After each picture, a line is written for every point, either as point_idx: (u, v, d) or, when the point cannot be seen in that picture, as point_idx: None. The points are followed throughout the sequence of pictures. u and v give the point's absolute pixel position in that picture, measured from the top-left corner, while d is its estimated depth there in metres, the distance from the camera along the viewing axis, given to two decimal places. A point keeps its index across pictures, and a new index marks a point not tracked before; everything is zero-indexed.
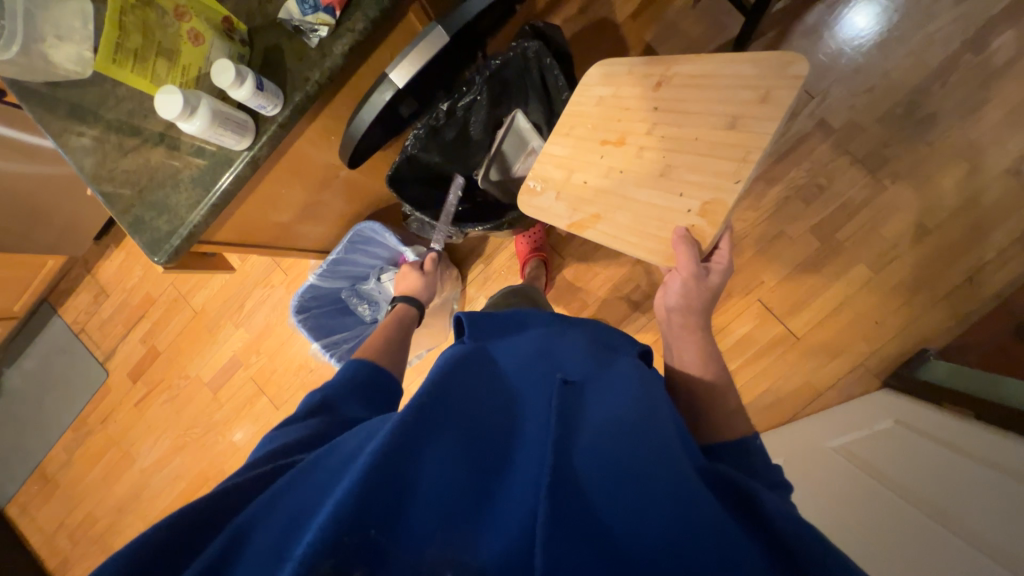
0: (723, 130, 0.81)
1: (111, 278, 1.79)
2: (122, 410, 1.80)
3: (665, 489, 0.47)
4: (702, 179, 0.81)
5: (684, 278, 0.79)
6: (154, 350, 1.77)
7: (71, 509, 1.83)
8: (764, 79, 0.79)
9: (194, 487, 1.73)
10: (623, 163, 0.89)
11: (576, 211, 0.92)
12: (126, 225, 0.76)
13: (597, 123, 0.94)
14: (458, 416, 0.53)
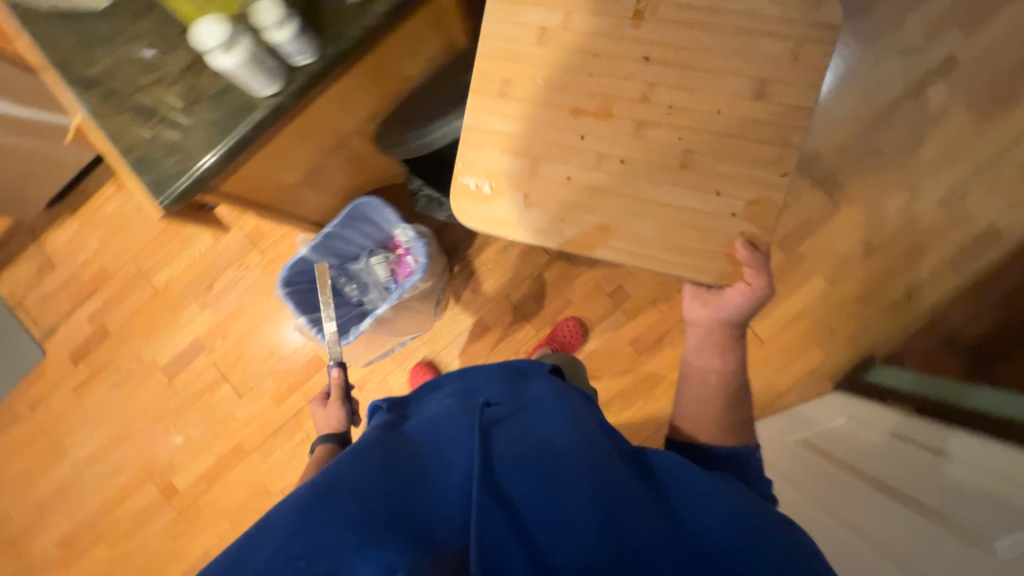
0: (748, 101, 0.84)
1: (60, 249, 1.64)
2: (57, 395, 1.63)
3: (587, 481, 0.54)
4: (735, 171, 0.85)
5: (748, 295, 0.85)
6: (103, 329, 1.63)
7: None
8: (787, 36, 0.83)
9: (137, 480, 1.60)
10: (621, 151, 0.88)
11: (566, 224, 0.89)
12: (129, 163, 0.73)
13: (568, 88, 0.89)
14: (393, 467, 0.59)
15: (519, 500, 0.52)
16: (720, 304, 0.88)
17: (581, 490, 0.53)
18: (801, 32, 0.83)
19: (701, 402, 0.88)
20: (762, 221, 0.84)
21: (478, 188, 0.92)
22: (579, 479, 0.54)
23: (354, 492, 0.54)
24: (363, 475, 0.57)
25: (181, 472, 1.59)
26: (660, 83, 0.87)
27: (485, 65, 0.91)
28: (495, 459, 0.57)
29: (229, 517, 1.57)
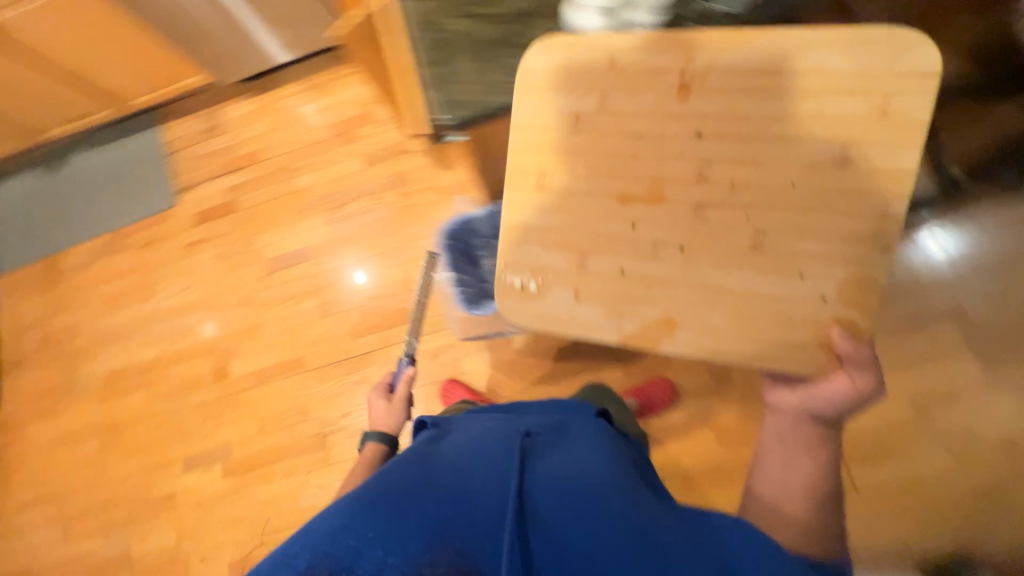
0: (858, 148, 0.61)
1: (231, 120, 1.75)
2: (167, 245, 1.71)
3: (620, 516, 0.55)
4: (823, 251, 0.63)
5: (843, 391, 0.64)
6: (233, 204, 1.71)
7: (66, 312, 1.73)
8: (833, 72, 0.60)
9: (199, 349, 1.64)
10: (678, 234, 0.66)
11: (625, 317, 0.68)
12: (425, 73, 0.70)
13: (624, 123, 0.67)
14: (432, 477, 0.61)
15: (553, 531, 0.54)
16: (810, 393, 0.66)
17: (618, 527, 0.54)
18: (852, 94, 0.60)
19: (783, 501, 0.65)
20: (866, 296, 0.63)
21: (522, 286, 0.71)
22: (612, 512, 0.55)
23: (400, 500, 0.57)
24: (408, 487, 0.59)
25: (239, 360, 1.62)
26: (738, 175, 0.64)
27: (523, 126, 0.69)
28: (532, 486, 0.59)
29: (263, 420, 1.58)
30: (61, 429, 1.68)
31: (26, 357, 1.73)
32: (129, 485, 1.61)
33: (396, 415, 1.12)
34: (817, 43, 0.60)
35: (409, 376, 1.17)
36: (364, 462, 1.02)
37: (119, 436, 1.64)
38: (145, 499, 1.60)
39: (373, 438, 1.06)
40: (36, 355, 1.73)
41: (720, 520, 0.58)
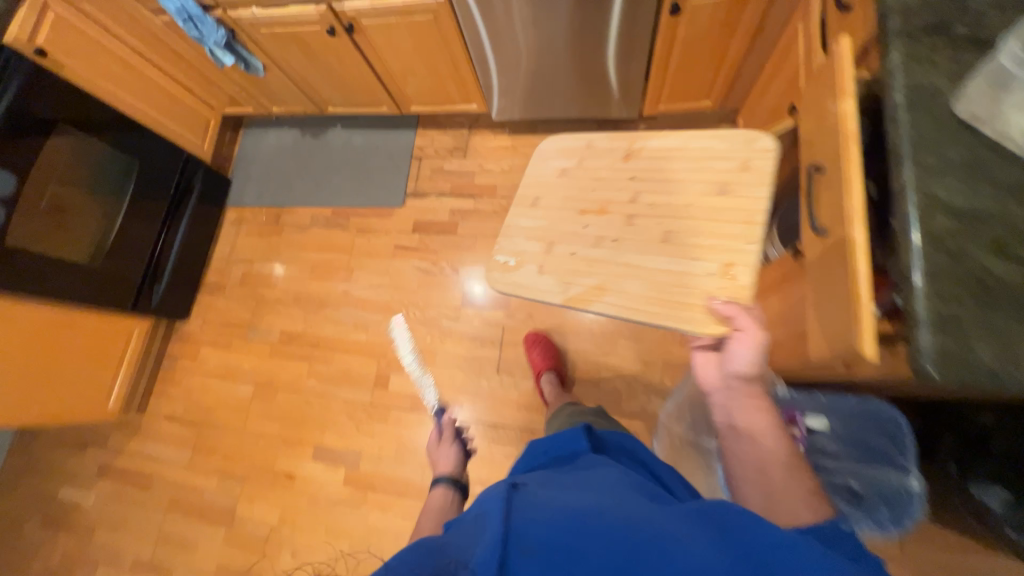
0: (716, 198, 0.89)
1: (481, 149, 1.79)
2: (380, 239, 1.79)
3: (628, 544, 0.43)
4: (715, 243, 0.86)
5: (751, 345, 0.73)
6: (451, 226, 1.73)
7: (274, 262, 1.87)
8: (682, 153, 0.95)
9: (369, 347, 1.67)
10: (612, 232, 0.94)
11: (570, 285, 0.91)
12: (926, 311, 0.55)
13: (582, 180, 1.01)
14: (389, 561, 0.45)
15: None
16: (729, 354, 0.76)
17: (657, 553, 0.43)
18: (716, 160, 0.91)
19: (755, 465, 0.65)
20: (742, 280, 0.81)
21: (505, 261, 0.98)
22: (620, 546, 0.43)
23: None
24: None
25: (401, 376, 1.61)
26: (653, 212, 0.93)
27: (536, 182, 1.04)
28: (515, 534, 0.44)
29: (401, 445, 1.55)
30: (226, 365, 1.78)
31: (227, 288, 1.88)
32: (259, 445, 1.66)
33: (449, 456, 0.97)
34: (694, 145, 0.94)
35: (453, 423, 1.08)
36: (431, 517, 0.83)
37: (269, 393, 1.71)
38: (268, 467, 1.62)
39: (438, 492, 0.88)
40: (235, 289, 1.87)
41: (738, 520, 0.48)
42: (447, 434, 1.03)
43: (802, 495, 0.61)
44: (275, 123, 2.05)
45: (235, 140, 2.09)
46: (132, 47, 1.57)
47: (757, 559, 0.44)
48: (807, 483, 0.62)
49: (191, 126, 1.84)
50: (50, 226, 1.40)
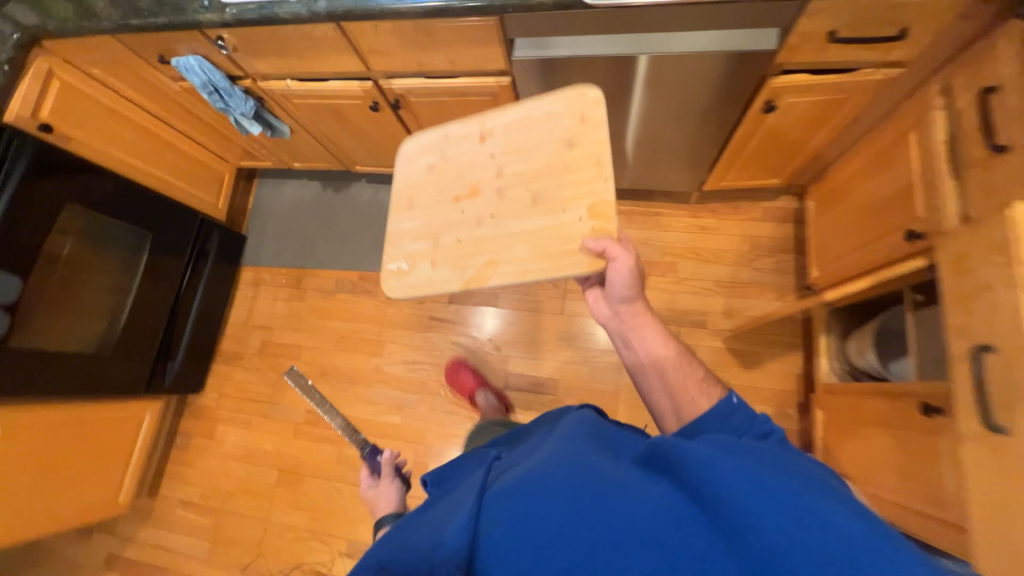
0: (565, 155, 0.92)
1: None
2: (413, 309, 1.67)
3: (577, 485, 0.47)
4: (569, 193, 0.90)
5: (625, 272, 0.81)
6: (491, 297, 1.63)
7: (296, 330, 1.74)
8: (530, 122, 0.96)
9: (404, 430, 1.56)
10: (490, 207, 0.94)
11: (465, 267, 0.94)
12: None
13: (454, 166, 1.00)
14: (405, 539, 0.54)
15: (498, 544, 0.45)
16: (611, 289, 0.83)
17: (583, 502, 0.45)
18: (559, 120, 0.93)
19: (663, 375, 0.79)
20: (604, 216, 0.87)
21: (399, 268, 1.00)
22: (561, 488, 0.46)
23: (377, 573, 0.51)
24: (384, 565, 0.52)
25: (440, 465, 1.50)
26: (516, 175, 0.94)
27: (411, 185, 1.03)
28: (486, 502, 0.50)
29: None
30: (247, 446, 1.65)
31: (245, 358, 1.75)
32: (285, 538, 1.53)
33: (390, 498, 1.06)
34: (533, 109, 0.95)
35: (388, 457, 1.13)
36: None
37: (294, 479, 1.58)
38: (297, 564, 1.50)
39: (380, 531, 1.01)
40: (254, 360, 1.74)
41: (670, 449, 0.46)
42: (387, 475, 1.10)
43: (698, 387, 0.78)
44: (293, 174, 1.92)
45: (247, 190, 1.94)
46: (142, 105, 1.42)
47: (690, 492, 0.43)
48: (697, 376, 0.79)
49: (205, 184, 1.70)
50: (65, 295, 1.29)
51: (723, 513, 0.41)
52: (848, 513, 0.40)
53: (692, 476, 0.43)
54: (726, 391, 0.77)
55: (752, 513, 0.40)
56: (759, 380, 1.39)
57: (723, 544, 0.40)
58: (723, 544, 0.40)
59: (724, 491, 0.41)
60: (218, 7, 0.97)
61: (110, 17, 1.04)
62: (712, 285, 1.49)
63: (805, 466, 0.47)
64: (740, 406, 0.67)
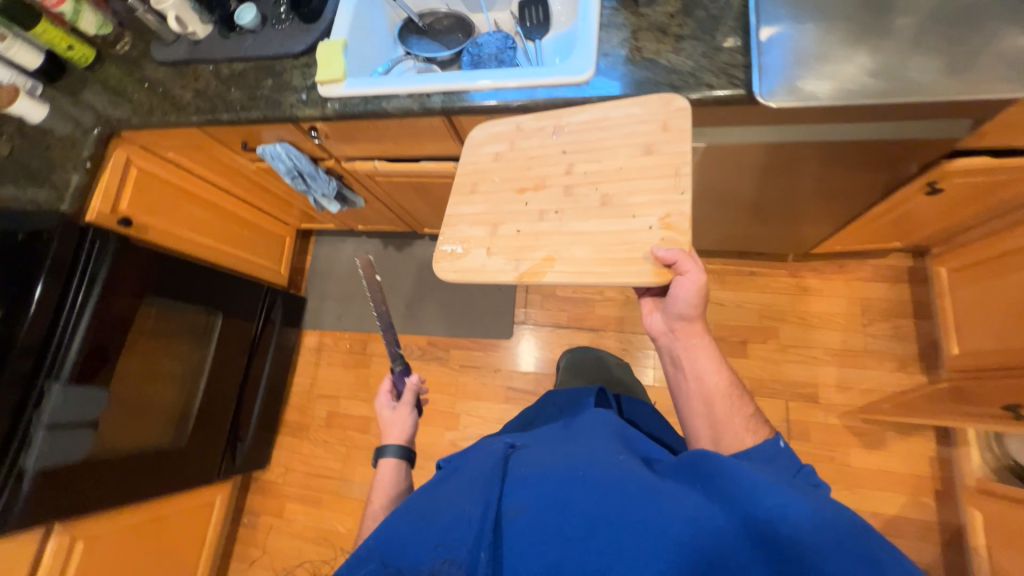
0: (643, 158, 0.71)
1: None
2: (487, 379, 1.59)
3: (605, 486, 0.53)
4: (648, 198, 0.69)
5: (693, 296, 0.67)
6: None
7: (364, 401, 1.66)
8: (617, 112, 0.74)
9: None
10: (555, 201, 0.73)
11: (518, 262, 0.71)
12: None
13: (516, 154, 0.78)
14: (426, 502, 0.60)
15: (536, 525, 0.52)
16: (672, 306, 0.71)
17: (615, 500, 0.52)
18: (645, 124, 0.72)
19: (705, 402, 0.71)
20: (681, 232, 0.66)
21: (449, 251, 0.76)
22: (597, 485, 0.54)
23: (406, 532, 0.56)
24: (411, 526, 0.56)
25: None
26: (586, 176, 0.73)
27: (471, 172, 0.79)
28: (526, 487, 0.56)
29: None
30: (318, 527, 1.57)
31: (311, 429, 1.68)
32: None
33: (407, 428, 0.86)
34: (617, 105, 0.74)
35: (417, 379, 0.92)
36: (383, 490, 0.81)
37: None
38: None
39: (387, 456, 0.84)
40: (321, 432, 1.67)
41: (718, 471, 0.52)
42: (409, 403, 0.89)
43: (744, 423, 0.68)
44: (352, 233, 1.85)
45: (304, 248, 1.88)
46: (213, 183, 1.36)
47: (729, 504, 0.50)
48: (745, 410, 0.70)
49: (269, 251, 1.64)
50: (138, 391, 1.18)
51: (760, 522, 0.48)
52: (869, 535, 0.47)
53: (734, 490, 0.50)
54: (774, 432, 0.68)
55: (799, 530, 0.47)
56: (887, 464, 1.25)
57: (754, 548, 0.47)
58: (752, 547, 0.47)
59: (772, 510, 0.48)
60: (317, 102, 0.91)
61: (198, 112, 0.99)
62: (821, 353, 1.37)
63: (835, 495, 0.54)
64: (786, 453, 0.63)
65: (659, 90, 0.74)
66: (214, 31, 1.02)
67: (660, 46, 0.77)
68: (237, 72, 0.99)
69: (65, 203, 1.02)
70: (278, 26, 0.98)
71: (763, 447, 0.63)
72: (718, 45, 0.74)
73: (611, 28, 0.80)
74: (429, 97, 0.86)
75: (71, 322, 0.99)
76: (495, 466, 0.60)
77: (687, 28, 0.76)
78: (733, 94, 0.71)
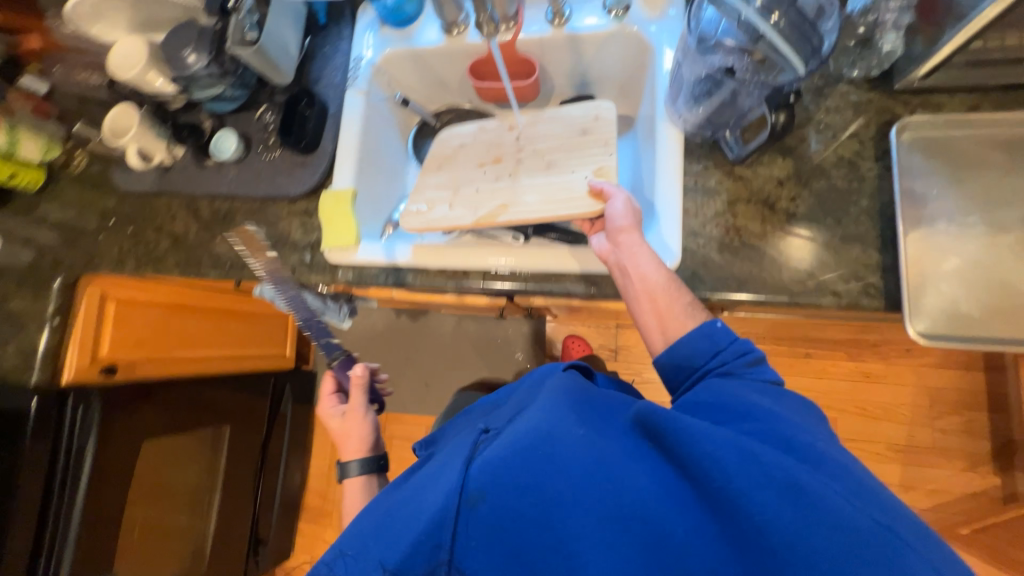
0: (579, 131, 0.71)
1: (633, 351, 1.47)
2: None
3: (571, 469, 0.41)
4: (585, 153, 0.67)
5: (625, 208, 0.61)
6: None
7: None
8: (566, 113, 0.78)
9: None
10: (507, 166, 0.71)
11: (476, 211, 0.68)
12: None
13: (484, 135, 0.76)
14: (388, 505, 0.48)
15: (497, 512, 0.40)
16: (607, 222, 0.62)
17: (580, 483, 0.41)
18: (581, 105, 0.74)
19: (642, 302, 0.58)
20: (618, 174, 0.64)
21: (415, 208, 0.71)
22: (562, 468, 0.41)
23: (364, 536, 0.46)
24: (375, 521, 0.47)
25: None
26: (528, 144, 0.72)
27: (434, 158, 0.76)
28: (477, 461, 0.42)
29: None
30: None
31: (333, 516, 1.61)
32: None
33: (365, 432, 0.81)
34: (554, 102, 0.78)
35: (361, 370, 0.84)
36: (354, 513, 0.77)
37: None
38: None
39: (353, 476, 0.79)
40: None
41: (669, 434, 0.42)
42: (359, 406, 0.82)
43: (682, 312, 0.57)
44: None
45: None
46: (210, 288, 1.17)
47: (680, 466, 0.42)
48: (684, 297, 0.58)
49: (274, 339, 1.47)
50: (148, 538, 1.11)
51: (709, 489, 0.40)
52: (811, 469, 0.41)
53: (687, 455, 0.41)
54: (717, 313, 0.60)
55: (748, 488, 0.39)
56: None
57: (701, 509, 0.40)
58: (704, 511, 0.40)
59: (740, 486, 0.39)
60: (324, 268, 0.74)
61: (176, 266, 0.81)
62: (882, 447, 1.26)
63: (811, 437, 0.45)
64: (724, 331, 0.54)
65: (766, 293, 0.58)
66: (188, 157, 0.82)
67: (768, 228, 0.60)
68: (222, 214, 0.81)
69: (33, 376, 0.88)
70: (266, 157, 0.79)
71: (700, 328, 0.54)
72: (845, 233, 0.57)
73: (701, 195, 0.62)
74: (467, 275, 0.70)
75: (61, 512, 0.89)
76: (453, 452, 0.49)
77: (802, 205, 0.59)
78: (868, 307, 0.56)
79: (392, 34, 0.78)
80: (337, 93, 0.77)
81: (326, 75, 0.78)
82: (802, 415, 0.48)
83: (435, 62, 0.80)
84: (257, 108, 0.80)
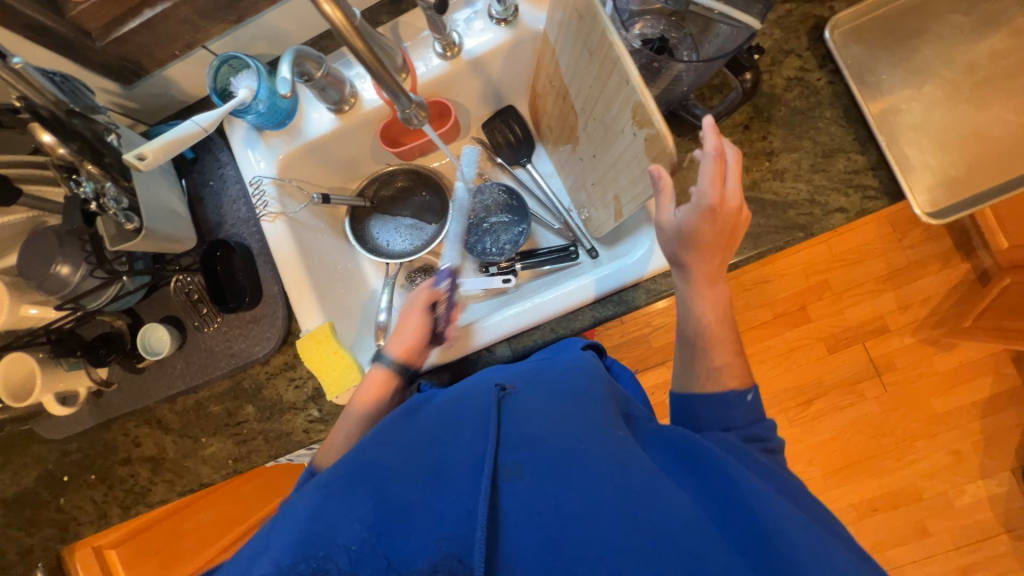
0: (590, 65, 0.52)
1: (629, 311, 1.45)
2: None
3: (619, 476, 0.37)
4: (616, 109, 0.51)
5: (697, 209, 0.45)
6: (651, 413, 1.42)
7: None
8: (564, 31, 0.54)
9: None
10: (587, 148, 0.64)
11: (608, 198, 0.64)
12: None
13: (552, 101, 0.67)
14: (391, 441, 0.43)
15: (537, 494, 0.37)
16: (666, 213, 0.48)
17: (626, 492, 0.36)
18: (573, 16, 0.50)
19: (685, 346, 0.53)
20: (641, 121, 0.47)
21: (563, 224, 0.78)
22: (614, 475, 0.37)
23: (361, 472, 0.39)
24: (377, 459, 0.40)
25: None
26: (578, 108, 0.60)
27: (561, 158, 0.76)
28: (518, 440, 0.41)
29: None
30: None
31: None
32: None
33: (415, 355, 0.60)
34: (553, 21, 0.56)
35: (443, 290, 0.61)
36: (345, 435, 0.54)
37: None
38: None
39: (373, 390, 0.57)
40: None
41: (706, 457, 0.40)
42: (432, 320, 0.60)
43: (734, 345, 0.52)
44: None
45: None
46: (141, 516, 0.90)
47: (732, 506, 0.36)
48: (731, 346, 0.52)
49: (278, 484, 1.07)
50: None
51: (753, 535, 0.35)
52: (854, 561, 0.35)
53: (737, 501, 0.37)
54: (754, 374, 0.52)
55: (790, 538, 0.34)
56: (967, 357, 1.27)
57: (738, 555, 0.34)
58: (740, 555, 0.34)
59: (768, 516, 0.35)
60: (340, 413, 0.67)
61: (174, 488, 0.69)
62: (870, 283, 1.27)
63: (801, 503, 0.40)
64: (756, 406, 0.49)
65: (781, 238, 0.57)
66: (117, 370, 0.68)
67: (755, 174, 0.58)
68: (193, 411, 0.69)
69: None
70: (207, 329, 0.67)
71: (722, 395, 0.49)
72: (825, 149, 0.57)
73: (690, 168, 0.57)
74: (491, 350, 0.67)
75: None
76: (484, 406, 0.45)
77: (776, 139, 0.58)
78: (875, 209, 0.56)
79: (278, 136, 0.67)
80: (251, 229, 0.67)
81: (229, 214, 0.68)
82: (814, 500, 0.41)
83: (340, 145, 0.70)
84: (167, 281, 0.67)
